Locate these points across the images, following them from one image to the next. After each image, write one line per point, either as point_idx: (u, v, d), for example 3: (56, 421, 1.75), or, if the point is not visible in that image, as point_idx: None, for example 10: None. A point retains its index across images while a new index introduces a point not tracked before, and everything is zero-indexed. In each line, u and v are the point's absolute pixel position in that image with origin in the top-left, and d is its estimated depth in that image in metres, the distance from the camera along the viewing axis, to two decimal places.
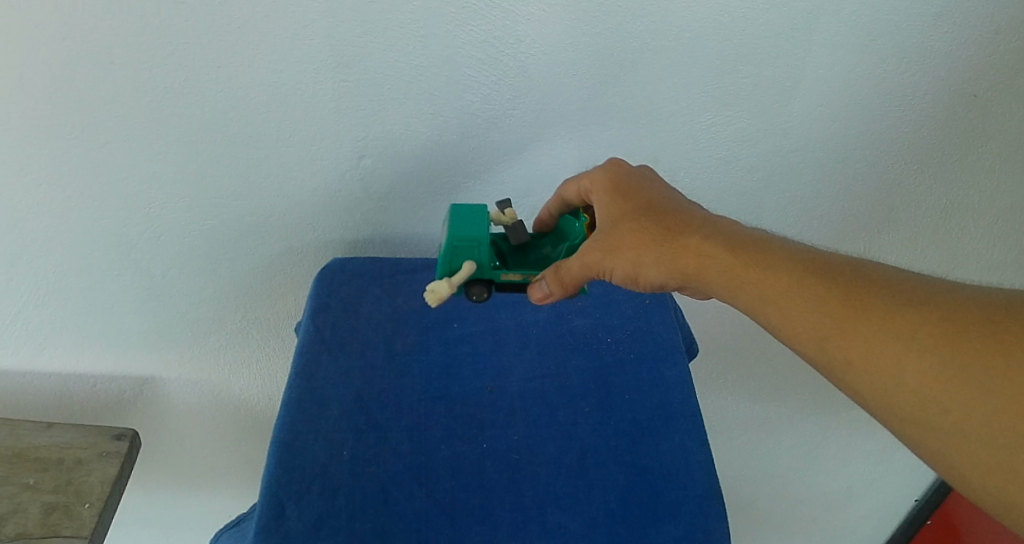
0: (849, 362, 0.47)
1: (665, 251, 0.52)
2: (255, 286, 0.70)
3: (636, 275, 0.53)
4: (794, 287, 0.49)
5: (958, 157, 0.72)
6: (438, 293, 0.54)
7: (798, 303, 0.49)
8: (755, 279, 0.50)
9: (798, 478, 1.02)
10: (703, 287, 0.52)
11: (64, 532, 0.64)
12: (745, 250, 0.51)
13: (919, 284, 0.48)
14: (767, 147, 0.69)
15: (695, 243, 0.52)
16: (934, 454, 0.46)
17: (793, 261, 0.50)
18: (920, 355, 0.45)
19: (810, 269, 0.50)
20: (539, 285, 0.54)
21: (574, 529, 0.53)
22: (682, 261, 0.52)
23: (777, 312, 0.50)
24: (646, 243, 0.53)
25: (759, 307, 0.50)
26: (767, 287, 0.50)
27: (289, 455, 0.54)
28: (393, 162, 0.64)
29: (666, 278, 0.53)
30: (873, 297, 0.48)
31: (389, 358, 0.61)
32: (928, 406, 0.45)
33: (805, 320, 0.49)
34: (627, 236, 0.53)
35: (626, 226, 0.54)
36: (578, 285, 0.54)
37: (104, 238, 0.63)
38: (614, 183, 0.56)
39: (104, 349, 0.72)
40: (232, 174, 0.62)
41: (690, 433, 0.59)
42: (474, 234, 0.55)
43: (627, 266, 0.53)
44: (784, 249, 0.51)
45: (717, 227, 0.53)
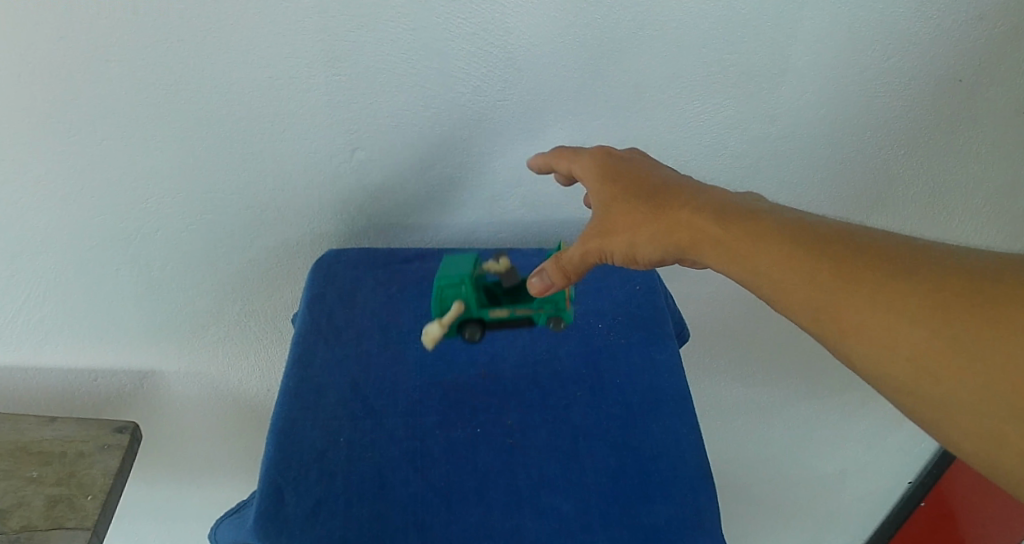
0: (841, 333, 0.46)
1: (656, 227, 0.54)
2: (251, 279, 0.71)
3: (634, 254, 0.55)
4: (783, 256, 0.49)
5: (946, 142, 0.73)
6: (429, 338, 0.59)
7: (788, 274, 0.48)
8: (746, 251, 0.50)
9: (792, 460, 1.04)
10: (698, 261, 0.53)
11: (68, 524, 0.65)
12: (734, 223, 0.51)
13: (911, 250, 0.47)
14: (755, 133, 0.69)
15: (688, 218, 0.53)
16: (935, 426, 0.44)
17: (784, 232, 0.50)
18: (912, 323, 0.44)
19: (802, 239, 0.49)
20: (540, 276, 0.56)
21: (567, 511, 0.54)
22: (673, 236, 0.53)
23: (770, 284, 0.49)
24: (638, 223, 0.54)
25: (752, 280, 0.50)
26: (757, 258, 0.50)
27: (288, 442, 0.55)
28: (385, 154, 0.64)
29: (661, 253, 0.54)
30: (864, 264, 0.47)
31: (384, 346, 0.62)
32: (923, 376, 0.43)
33: (797, 291, 0.48)
34: (620, 218, 0.55)
35: (619, 208, 0.56)
36: (579, 273, 0.56)
37: (102, 232, 0.64)
38: (607, 167, 0.58)
39: (105, 343, 0.73)
40: (227, 167, 0.62)
41: (680, 415, 0.60)
42: (457, 271, 0.59)
43: (623, 247, 0.55)
44: (776, 219, 0.51)
45: (709, 201, 0.53)
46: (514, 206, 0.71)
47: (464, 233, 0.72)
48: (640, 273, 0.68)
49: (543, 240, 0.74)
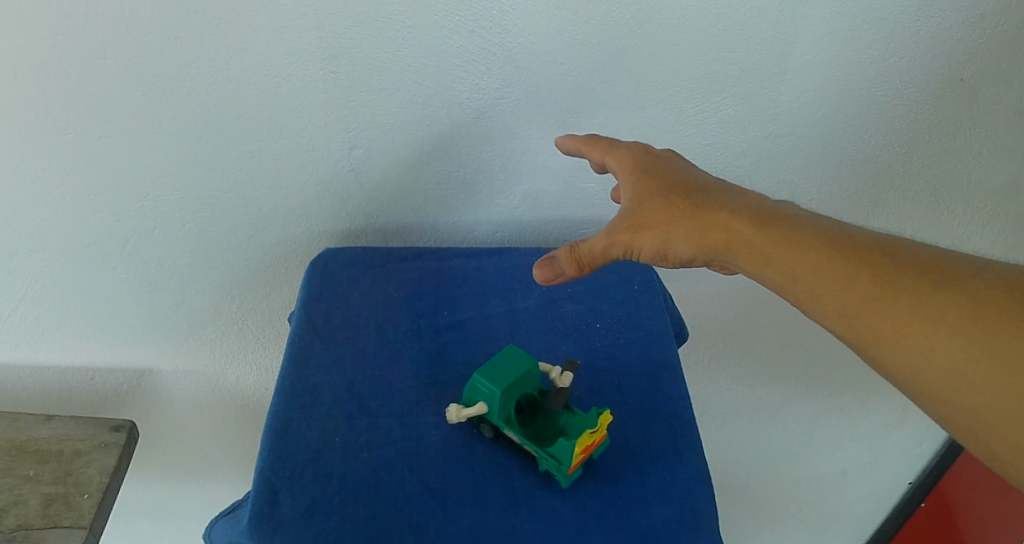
0: (878, 340, 0.46)
1: (692, 225, 0.52)
2: (248, 277, 0.71)
3: (665, 250, 0.53)
4: (822, 261, 0.48)
5: (947, 141, 0.72)
6: (449, 418, 0.55)
7: (826, 279, 0.48)
8: (784, 254, 0.49)
9: (792, 460, 1.03)
10: (732, 263, 0.52)
11: (64, 523, 0.65)
12: (771, 226, 0.50)
13: (953, 262, 0.46)
14: (755, 132, 0.69)
15: (725, 219, 0.52)
16: (969, 437, 0.44)
17: (824, 238, 0.49)
18: (954, 334, 0.43)
19: (842, 245, 0.49)
20: (551, 265, 0.55)
21: (564, 513, 0.53)
22: (710, 236, 0.52)
23: (806, 289, 0.49)
24: (674, 219, 0.53)
25: (788, 284, 0.49)
26: (796, 262, 0.49)
27: (282, 442, 0.54)
28: (383, 153, 0.64)
29: (694, 253, 0.52)
30: (902, 273, 0.46)
31: (380, 345, 0.61)
32: (959, 387, 0.43)
33: (834, 297, 0.47)
34: (654, 213, 0.53)
35: (653, 203, 0.54)
36: (592, 267, 0.55)
37: (99, 230, 0.64)
38: (642, 163, 0.56)
39: (101, 341, 0.73)
40: (224, 165, 0.62)
41: (680, 416, 0.59)
42: (488, 390, 0.54)
43: (654, 242, 0.53)
44: (815, 225, 0.50)
45: (746, 203, 0.52)
46: (513, 205, 0.70)
47: (462, 232, 0.72)
48: (638, 273, 0.68)
49: (542, 240, 0.74)
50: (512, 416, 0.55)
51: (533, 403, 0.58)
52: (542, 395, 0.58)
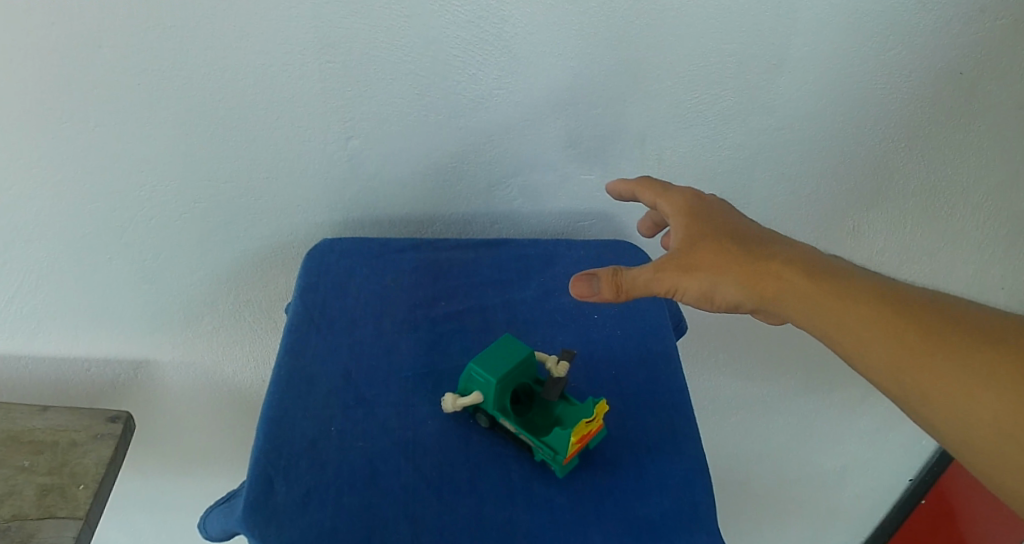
0: (924, 394, 0.46)
1: (743, 271, 0.52)
2: (245, 268, 0.70)
3: (712, 294, 0.52)
4: (876, 315, 0.48)
5: (947, 135, 0.72)
6: (445, 407, 0.55)
7: (876, 331, 0.48)
8: (834, 305, 0.49)
9: (791, 456, 1.03)
10: (779, 313, 0.51)
11: (59, 513, 0.65)
12: (822, 276, 0.50)
13: (996, 317, 0.48)
14: (753, 125, 0.69)
15: (775, 267, 0.51)
16: (1011, 490, 0.45)
17: (872, 291, 0.49)
18: (1003, 391, 0.44)
19: (889, 298, 0.49)
20: (591, 282, 0.52)
21: (562, 503, 0.53)
22: (760, 283, 0.51)
23: (853, 340, 0.49)
24: (724, 264, 0.52)
25: (834, 336, 0.49)
26: (843, 313, 0.49)
27: (278, 431, 0.54)
28: (381, 143, 0.64)
29: (741, 299, 0.52)
30: (948, 329, 0.47)
31: (377, 335, 0.61)
32: (1006, 443, 0.44)
33: (881, 350, 0.48)
34: (704, 256, 0.53)
35: (703, 247, 0.53)
36: (632, 294, 0.52)
37: (97, 219, 0.64)
38: (691, 208, 0.56)
39: (98, 332, 0.73)
40: (221, 155, 0.62)
41: (677, 408, 0.59)
42: (484, 378, 0.54)
43: (702, 285, 0.52)
44: (864, 278, 0.50)
45: (795, 253, 0.52)
46: (512, 197, 0.70)
47: (460, 224, 0.71)
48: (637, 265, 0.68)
49: (540, 232, 0.73)
50: (508, 405, 0.55)
51: (529, 393, 0.57)
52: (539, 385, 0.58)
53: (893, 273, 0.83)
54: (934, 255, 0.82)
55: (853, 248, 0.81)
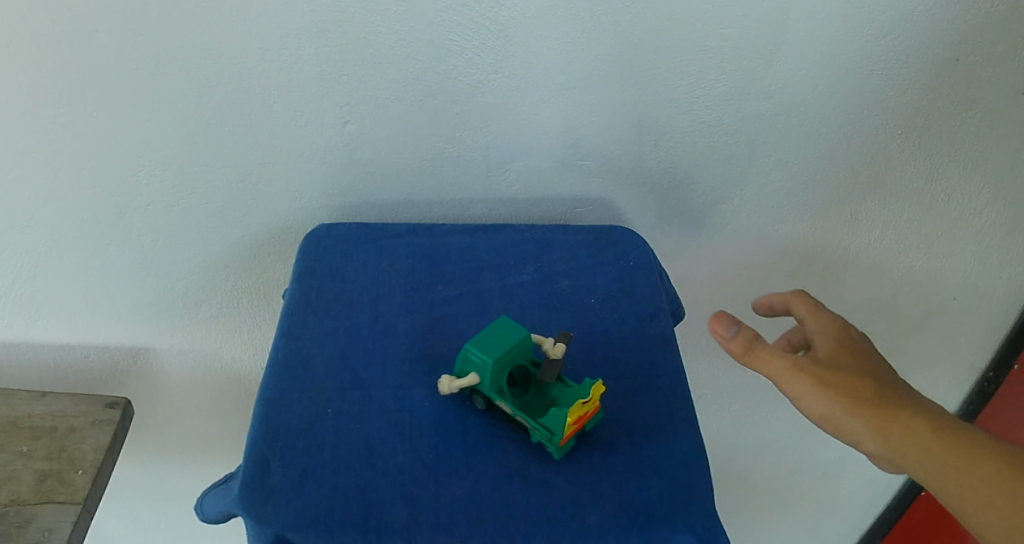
0: None
1: (875, 405, 0.51)
2: (243, 254, 0.70)
3: (837, 420, 0.51)
4: (990, 476, 0.49)
5: (945, 121, 0.72)
6: (441, 389, 0.55)
7: (983, 486, 0.49)
8: (953, 466, 0.50)
9: (791, 446, 1.03)
10: (898, 460, 0.51)
11: (58, 498, 0.65)
12: (952, 433, 0.51)
13: None
14: (750, 111, 0.69)
15: (905, 415, 0.52)
16: None
17: (995, 453, 0.50)
18: None
19: (1007, 460, 0.50)
20: (732, 326, 0.54)
21: (558, 484, 0.53)
22: (891, 426, 0.51)
23: (966, 492, 0.49)
24: (860, 391, 0.52)
25: (945, 487, 0.50)
26: (962, 473, 0.49)
27: (275, 413, 0.54)
28: (378, 128, 0.64)
29: (865, 438, 0.51)
30: None
31: (374, 319, 0.61)
32: None
33: (989, 505, 0.48)
34: (843, 378, 0.53)
35: (844, 371, 0.53)
36: (750, 359, 0.54)
37: (95, 204, 0.64)
38: (840, 337, 0.57)
39: (97, 319, 0.73)
40: (218, 141, 0.62)
41: (674, 390, 0.59)
42: (480, 360, 0.54)
43: (828, 407, 0.51)
44: (984, 436, 0.51)
45: (925, 405, 0.53)
46: (509, 182, 0.70)
47: (458, 210, 0.72)
48: (634, 250, 0.68)
49: (538, 218, 0.74)
50: (505, 387, 0.55)
51: (526, 375, 0.57)
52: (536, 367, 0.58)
53: (891, 261, 0.83)
54: (932, 243, 0.82)
55: (851, 235, 0.81)
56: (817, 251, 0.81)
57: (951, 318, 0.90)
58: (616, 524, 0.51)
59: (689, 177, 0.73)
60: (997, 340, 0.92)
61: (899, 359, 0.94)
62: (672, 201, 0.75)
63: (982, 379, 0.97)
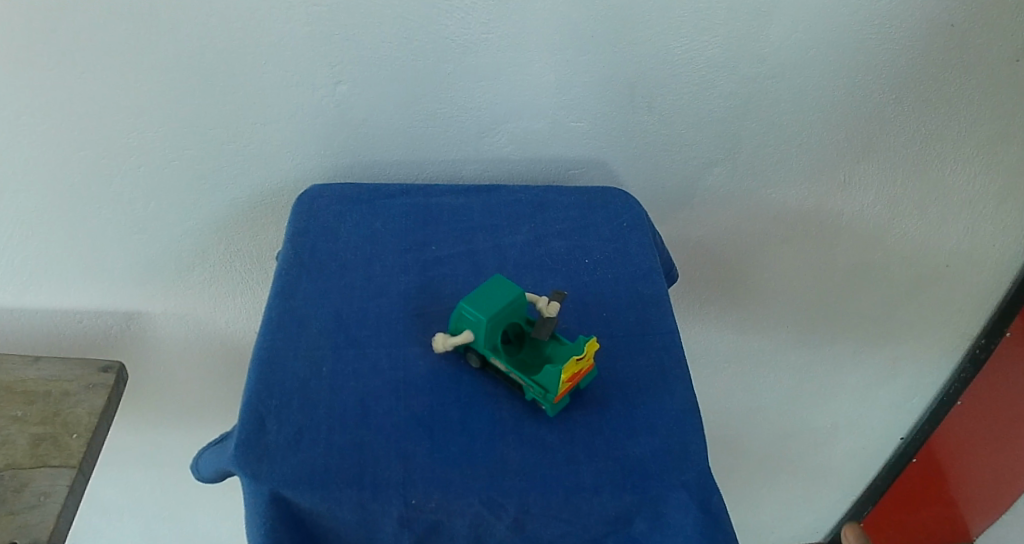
0: None
1: None
2: (236, 217, 0.70)
3: None
4: None
5: (940, 84, 0.71)
6: (435, 347, 0.56)
7: None
8: None
9: (782, 410, 1.04)
10: None
11: (52, 462, 0.65)
12: None
13: None
14: (744, 74, 0.68)
15: None
16: None
17: None
18: None
19: None
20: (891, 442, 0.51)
21: (553, 441, 0.53)
22: None
23: None
24: None
25: None
26: None
27: (269, 371, 0.54)
28: (370, 89, 0.64)
29: None
30: None
31: (368, 278, 0.61)
32: None
33: None
34: None
35: None
36: None
37: (86, 167, 0.64)
38: None
39: (91, 283, 0.73)
40: (208, 102, 0.62)
41: (668, 349, 0.59)
42: (474, 318, 0.54)
43: None
44: None
45: None
46: (502, 144, 0.70)
47: (451, 172, 0.71)
48: (627, 212, 0.69)
49: (531, 180, 0.73)
50: (499, 344, 0.55)
51: (520, 333, 0.57)
52: (530, 326, 0.58)
53: (884, 226, 0.83)
54: (926, 209, 0.82)
55: (845, 200, 0.80)
56: (810, 215, 0.81)
57: (943, 284, 0.90)
58: (610, 480, 0.51)
59: (683, 139, 0.73)
60: (988, 306, 0.93)
61: (891, 324, 0.95)
62: (666, 164, 0.74)
63: (974, 346, 0.97)
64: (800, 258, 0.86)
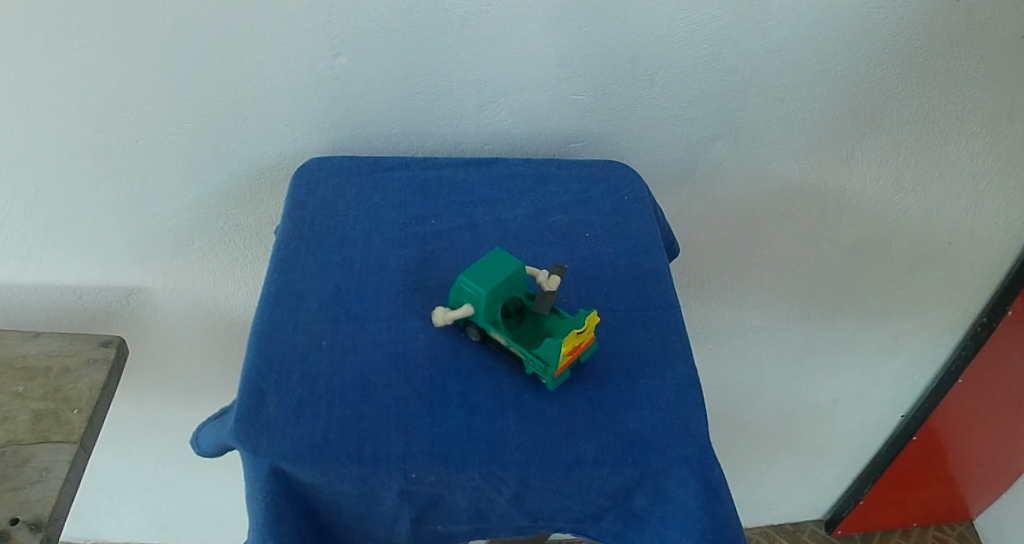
0: None
1: None
2: (234, 192, 0.70)
3: None
4: None
5: (946, 58, 0.70)
6: (435, 321, 0.55)
7: None
8: None
9: (783, 386, 1.04)
10: None
11: (53, 438, 0.65)
12: None
13: None
14: (747, 47, 0.67)
15: None
16: None
17: None
18: None
19: None
20: None
21: (553, 415, 0.53)
22: None
23: None
24: None
25: None
26: None
27: (269, 345, 0.54)
28: (368, 62, 0.63)
29: None
30: None
31: (367, 252, 0.60)
32: None
33: None
34: None
35: None
36: None
37: (83, 141, 0.63)
38: None
39: (90, 258, 0.73)
40: (204, 75, 0.61)
41: (669, 323, 0.59)
42: (474, 291, 0.53)
43: None
44: None
45: None
46: (502, 117, 0.69)
47: (451, 145, 0.71)
48: (628, 185, 0.68)
49: (531, 154, 0.73)
50: (499, 318, 0.54)
51: (520, 308, 0.57)
52: (530, 300, 0.57)
53: (888, 202, 0.83)
54: (930, 184, 0.81)
55: (848, 176, 0.80)
56: (813, 191, 0.81)
57: (947, 261, 0.90)
58: (610, 453, 0.51)
59: (685, 113, 0.72)
60: (991, 282, 0.93)
61: (893, 301, 0.95)
62: (667, 138, 0.74)
63: (975, 325, 0.98)
64: (803, 234, 0.85)
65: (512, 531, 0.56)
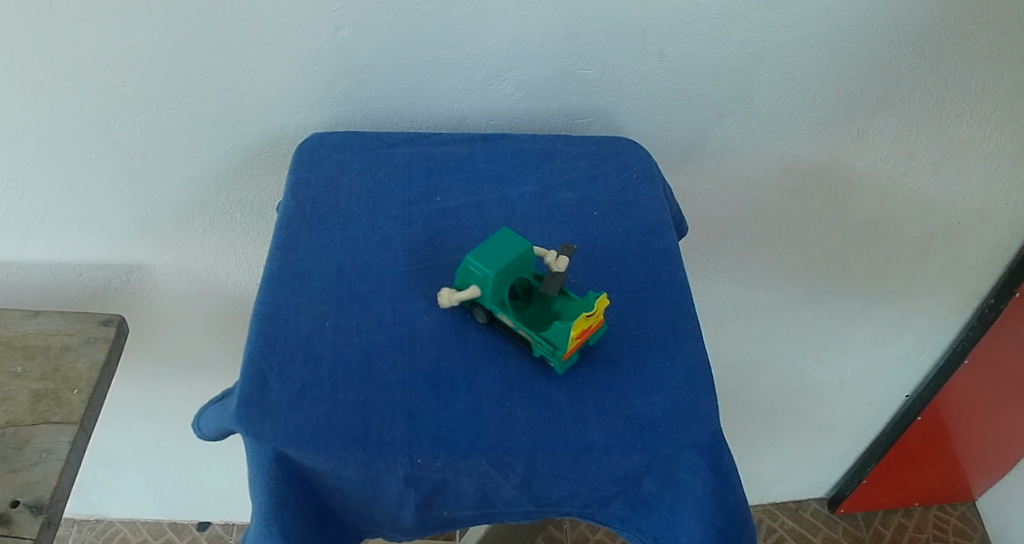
0: None
1: None
2: (234, 168, 0.68)
3: None
4: None
5: (964, 34, 0.68)
6: (442, 302, 0.54)
7: None
8: None
9: (789, 366, 1.04)
10: None
11: (54, 418, 0.64)
12: None
13: None
14: (760, 21, 0.65)
15: None
16: None
17: None
18: None
19: None
20: None
21: (561, 400, 0.51)
22: None
23: None
24: None
25: None
26: None
27: (272, 326, 0.53)
28: (371, 35, 0.61)
29: None
30: None
31: (371, 230, 0.59)
32: None
33: None
34: None
35: None
36: None
37: (78, 118, 0.61)
38: None
39: (89, 235, 0.72)
40: (201, 50, 0.59)
41: (679, 305, 0.57)
42: (481, 272, 0.52)
43: None
44: None
45: None
46: (509, 92, 0.67)
47: (456, 120, 0.69)
48: (637, 162, 0.66)
49: (538, 129, 0.71)
50: (507, 300, 0.53)
51: (529, 289, 0.56)
52: (538, 281, 0.56)
53: (900, 180, 0.81)
54: (945, 164, 0.79)
55: (861, 154, 0.78)
56: (825, 169, 0.79)
57: (958, 241, 0.88)
58: (620, 439, 0.50)
59: (696, 89, 0.70)
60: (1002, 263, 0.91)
61: (902, 281, 0.94)
62: (677, 114, 0.72)
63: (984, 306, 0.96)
64: (813, 212, 0.84)
65: (518, 516, 0.56)
